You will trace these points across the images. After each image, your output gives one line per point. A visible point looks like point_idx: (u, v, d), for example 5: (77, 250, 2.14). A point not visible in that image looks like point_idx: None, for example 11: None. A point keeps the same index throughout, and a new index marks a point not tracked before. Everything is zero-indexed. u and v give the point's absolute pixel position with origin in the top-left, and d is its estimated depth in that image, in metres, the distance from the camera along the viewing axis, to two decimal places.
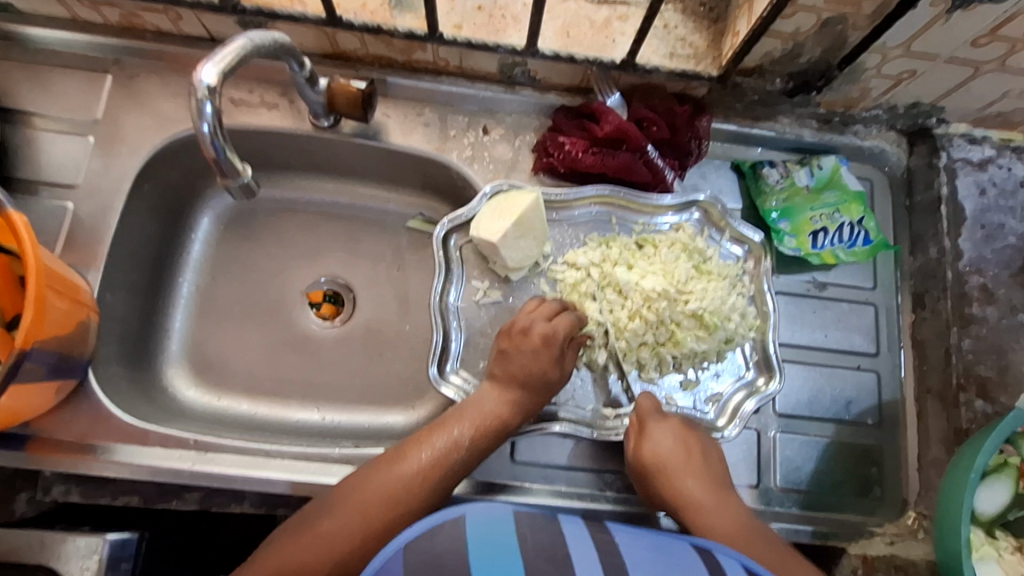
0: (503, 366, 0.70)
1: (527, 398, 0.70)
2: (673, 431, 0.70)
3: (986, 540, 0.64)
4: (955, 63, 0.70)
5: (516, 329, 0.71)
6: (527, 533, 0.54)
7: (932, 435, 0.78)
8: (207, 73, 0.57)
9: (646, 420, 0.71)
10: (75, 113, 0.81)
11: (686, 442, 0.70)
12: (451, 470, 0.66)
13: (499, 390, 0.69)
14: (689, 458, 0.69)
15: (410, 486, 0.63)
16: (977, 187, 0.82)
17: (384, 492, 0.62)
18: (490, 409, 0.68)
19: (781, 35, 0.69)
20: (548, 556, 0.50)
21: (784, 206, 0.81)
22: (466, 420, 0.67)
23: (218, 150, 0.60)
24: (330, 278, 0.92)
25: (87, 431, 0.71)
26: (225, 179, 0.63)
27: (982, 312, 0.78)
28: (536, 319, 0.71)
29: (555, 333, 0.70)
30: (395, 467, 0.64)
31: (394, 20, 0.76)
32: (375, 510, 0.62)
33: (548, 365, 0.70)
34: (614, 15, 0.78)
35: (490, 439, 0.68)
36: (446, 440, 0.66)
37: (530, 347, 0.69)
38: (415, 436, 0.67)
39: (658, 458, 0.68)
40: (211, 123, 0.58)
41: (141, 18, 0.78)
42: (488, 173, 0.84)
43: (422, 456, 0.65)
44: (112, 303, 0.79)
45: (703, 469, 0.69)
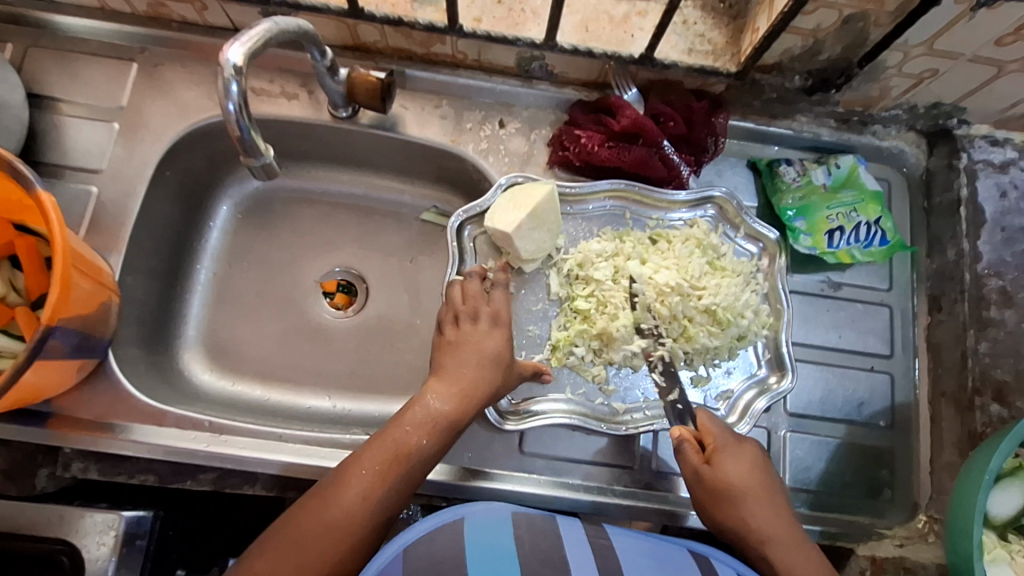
0: (446, 360, 0.69)
1: (476, 387, 0.67)
2: (750, 457, 0.68)
3: (999, 543, 0.64)
4: (979, 62, 0.69)
5: (465, 320, 0.71)
6: (524, 535, 0.59)
7: (946, 438, 0.77)
8: (233, 53, 0.58)
9: (719, 439, 0.68)
10: (100, 100, 0.82)
11: (755, 463, 0.68)
12: (401, 483, 0.62)
13: (437, 390, 0.66)
14: (762, 486, 0.67)
15: (351, 510, 0.59)
16: (998, 190, 0.81)
17: (326, 520, 0.58)
18: (431, 408, 0.65)
19: (801, 32, 0.69)
20: (542, 557, 0.56)
21: (800, 204, 0.81)
22: (408, 426, 0.64)
23: (243, 130, 0.61)
24: (344, 268, 0.93)
25: (107, 410, 0.73)
26: (247, 159, 0.63)
27: (1001, 316, 0.77)
28: (479, 303, 0.72)
29: (500, 312, 0.72)
30: (336, 493, 0.59)
31: (415, 12, 0.76)
32: (315, 541, 0.57)
33: (498, 338, 0.70)
34: (633, 10, 0.78)
35: (438, 438, 0.65)
36: (390, 450, 0.62)
37: (476, 327, 0.70)
38: (358, 452, 0.63)
39: (737, 485, 0.66)
40: (237, 104, 0.59)
41: (167, 7, 0.80)
42: (504, 167, 0.84)
43: (364, 476, 0.60)
44: (132, 286, 0.80)
45: (772, 498, 0.67)
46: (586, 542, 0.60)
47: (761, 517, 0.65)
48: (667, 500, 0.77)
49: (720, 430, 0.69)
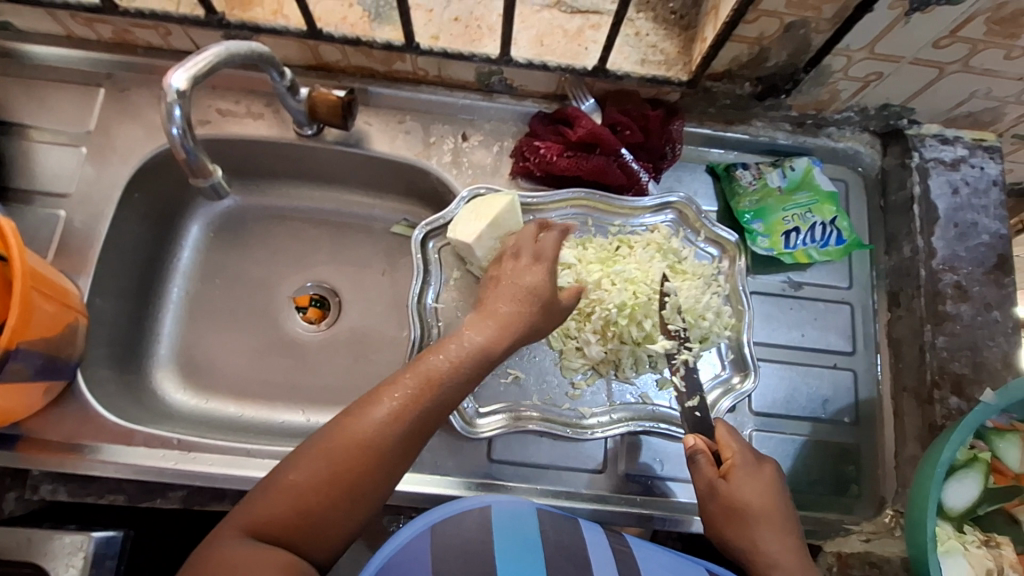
0: (492, 293, 0.68)
1: (515, 317, 0.66)
2: (769, 480, 0.67)
3: (954, 534, 0.64)
4: (920, 64, 0.71)
5: (509, 256, 0.70)
6: (549, 531, 0.60)
7: (908, 432, 0.79)
8: (177, 77, 0.59)
9: (744, 460, 0.67)
10: (68, 125, 0.84)
11: (773, 487, 0.67)
12: (431, 408, 0.60)
13: (477, 324, 0.65)
14: (777, 512, 0.65)
15: (381, 432, 0.57)
16: (949, 186, 0.83)
17: (357, 437, 0.56)
18: (469, 338, 0.64)
19: (746, 40, 0.70)
20: (568, 555, 0.58)
21: (757, 206, 0.82)
22: (442, 355, 0.62)
23: (188, 152, 0.64)
24: (316, 283, 0.94)
25: (74, 431, 0.74)
26: (195, 180, 0.68)
27: (956, 310, 0.79)
28: (524, 241, 0.71)
29: (544, 249, 0.70)
30: (368, 411, 0.58)
31: (373, 32, 0.78)
32: (349, 457, 0.56)
33: (540, 278, 0.68)
34: (587, 24, 0.80)
35: (469, 374, 0.63)
36: (420, 377, 0.61)
37: (521, 263, 0.69)
38: (390, 378, 0.61)
39: (753, 507, 0.65)
40: (181, 127, 0.62)
41: (132, 33, 0.81)
42: (468, 179, 0.86)
43: (395, 398, 0.59)
44: (101, 307, 0.81)
45: (786, 524, 0.65)
46: (607, 546, 0.61)
47: (773, 544, 0.64)
48: (635, 503, 0.77)
49: (740, 448, 0.68)
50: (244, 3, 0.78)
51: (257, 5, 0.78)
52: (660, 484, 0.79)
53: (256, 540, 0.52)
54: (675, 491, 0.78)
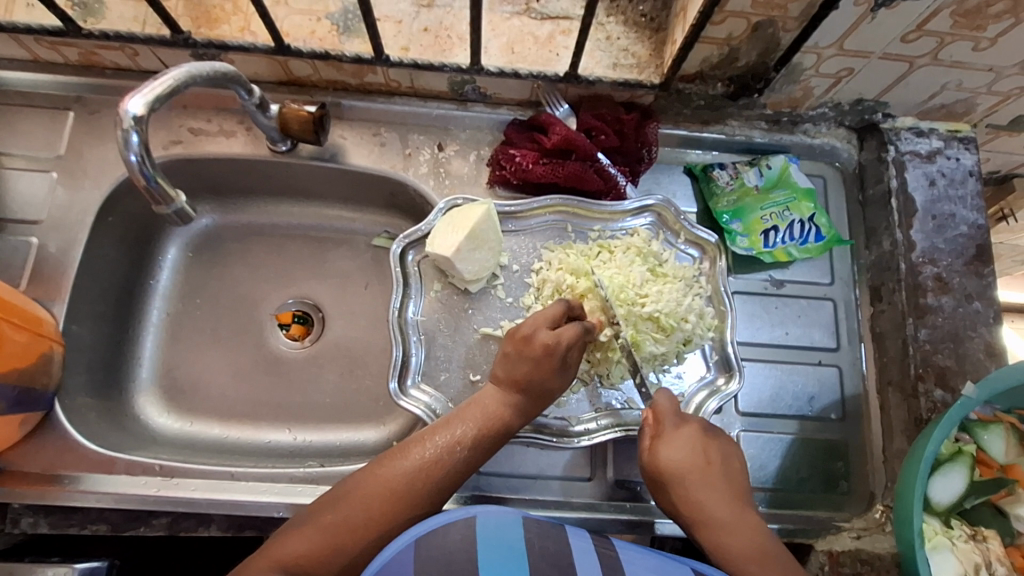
0: (505, 369, 0.69)
1: (525, 401, 0.68)
2: (689, 437, 0.64)
3: (942, 529, 0.64)
4: (890, 59, 0.71)
5: (521, 334, 0.69)
6: (535, 538, 0.53)
7: (895, 426, 0.78)
8: (133, 103, 0.59)
9: (664, 422, 0.66)
10: (39, 150, 0.83)
11: (700, 447, 0.63)
12: (461, 468, 0.64)
13: (499, 390, 0.69)
14: (707, 470, 0.62)
15: (411, 483, 0.62)
16: (926, 179, 0.83)
17: (391, 483, 0.61)
18: (492, 408, 0.68)
19: (714, 41, 0.70)
20: (553, 562, 0.51)
21: (734, 206, 0.82)
22: (470, 419, 0.66)
23: (148, 178, 0.64)
24: (298, 299, 0.93)
25: (54, 461, 0.73)
26: (158, 206, 0.67)
27: (938, 302, 0.79)
28: (540, 326, 0.68)
29: (558, 343, 0.67)
30: (402, 460, 0.63)
31: (342, 45, 0.78)
32: (381, 503, 0.60)
33: (549, 373, 0.68)
34: (557, 29, 0.80)
35: (492, 440, 0.67)
36: (451, 437, 0.65)
37: (533, 354, 0.67)
38: (424, 432, 0.66)
39: (674, 469, 0.62)
40: (139, 154, 0.61)
41: (99, 55, 0.80)
42: (445, 189, 0.85)
43: (430, 450, 0.64)
44: (78, 334, 0.80)
45: (719, 482, 0.61)
46: (593, 551, 0.54)
47: (706, 502, 0.60)
48: (625, 509, 0.77)
49: (663, 408, 0.66)
50: (211, 21, 0.77)
51: (224, 23, 0.77)
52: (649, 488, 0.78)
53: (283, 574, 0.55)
54: None
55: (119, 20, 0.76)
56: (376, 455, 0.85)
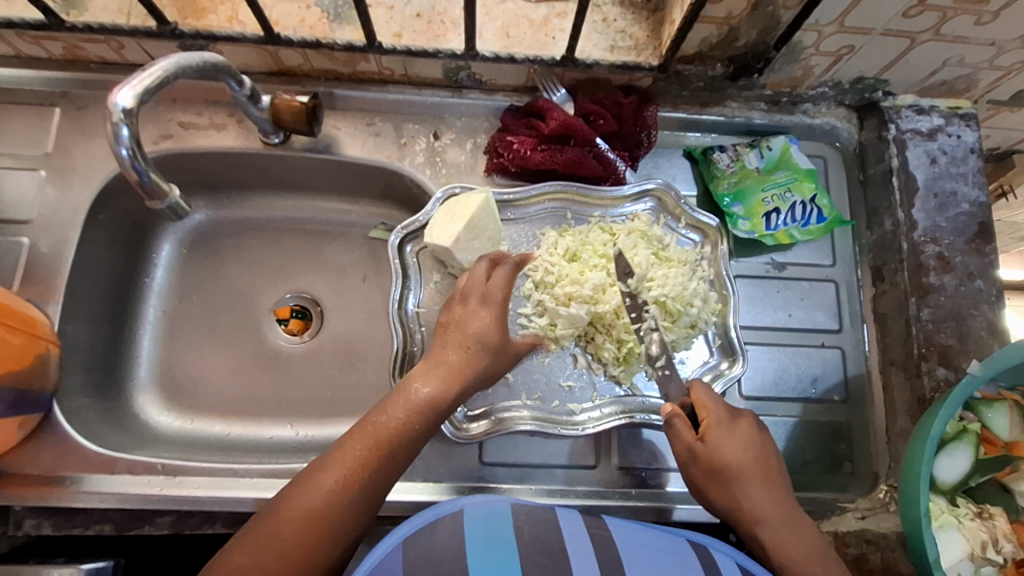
0: (439, 345, 0.64)
1: (468, 362, 0.63)
2: (747, 434, 0.63)
3: (947, 508, 0.65)
4: (891, 35, 0.70)
5: (457, 302, 0.66)
6: (525, 527, 0.55)
7: (899, 406, 0.78)
8: (122, 95, 0.57)
9: (718, 415, 0.63)
10: (26, 149, 0.81)
11: (756, 443, 0.63)
12: (388, 467, 0.57)
13: (427, 371, 0.62)
14: (760, 464, 0.62)
15: (331, 501, 0.54)
16: (928, 157, 0.82)
17: (308, 510, 0.53)
18: (416, 391, 0.60)
19: (713, 21, 0.69)
20: (544, 551, 0.52)
21: (735, 189, 0.82)
22: (393, 409, 0.59)
23: (141, 173, 0.62)
24: (295, 293, 0.92)
25: (55, 463, 0.73)
26: (152, 201, 0.65)
27: (940, 281, 0.78)
28: (476, 284, 0.66)
29: (491, 292, 0.66)
30: (314, 484, 0.54)
31: (333, 33, 0.76)
32: (293, 531, 0.52)
33: (495, 327, 0.65)
34: (552, 12, 0.78)
35: (425, 424, 0.60)
36: (370, 437, 0.57)
37: (471, 311, 0.65)
38: (339, 444, 0.57)
39: (733, 464, 0.61)
40: (131, 148, 0.59)
41: (83, 49, 0.78)
42: (442, 179, 0.84)
43: (344, 462, 0.55)
44: (74, 334, 0.79)
45: (769, 476, 0.62)
46: (586, 532, 0.56)
47: (760, 498, 0.61)
48: (631, 496, 0.77)
49: (715, 405, 0.64)
50: (197, 11, 0.75)
51: (211, 13, 0.75)
52: (654, 475, 0.78)
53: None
54: (674, 483, 0.78)
55: (103, 12, 0.74)
56: None
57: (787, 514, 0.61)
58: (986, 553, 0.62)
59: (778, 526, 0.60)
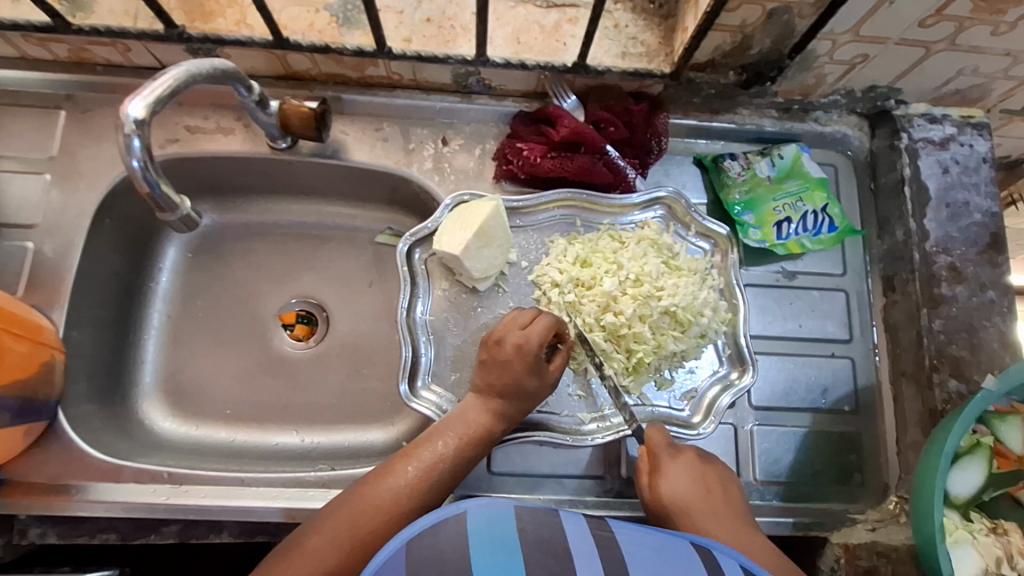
0: (484, 377, 0.68)
1: (508, 406, 0.68)
2: (687, 467, 0.65)
3: (961, 523, 0.64)
4: (906, 44, 0.69)
5: (492, 341, 0.69)
6: (529, 528, 0.51)
7: (909, 417, 0.78)
8: (133, 106, 0.56)
9: (658, 455, 0.66)
10: (30, 152, 0.80)
11: (700, 477, 0.64)
12: (446, 480, 0.64)
13: (481, 400, 0.68)
14: (707, 498, 0.62)
15: (401, 500, 0.61)
16: (940, 166, 0.82)
17: (379, 505, 0.60)
18: (474, 418, 0.67)
19: (728, 29, 0.68)
20: (550, 551, 0.48)
21: (746, 198, 0.81)
22: (454, 430, 0.66)
23: (153, 185, 0.61)
24: (302, 299, 0.91)
25: (60, 471, 0.72)
26: (163, 212, 0.64)
27: (952, 292, 0.78)
28: (511, 329, 0.68)
29: (529, 341, 0.67)
30: (385, 481, 0.61)
31: (343, 38, 0.75)
32: (365, 522, 0.58)
33: (525, 375, 0.67)
34: (563, 18, 0.77)
35: (479, 449, 0.67)
36: (434, 453, 0.64)
37: (505, 358, 0.67)
38: (404, 453, 0.65)
39: (671, 501, 0.63)
40: (142, 159, 0.58)
41: (89, 51, 0.77)
42: (450, 185, 0.83)
43: (411, 469, 0.63)
44: (79, 340, 0.79)
45: (722, 510, 0.62)
46: (590, 535, 0.52)
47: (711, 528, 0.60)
48: (639, 506, 0.76)
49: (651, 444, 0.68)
50: (205, 14, 0.74)
51: (219, 16, 0.74)
52: None
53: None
54: None
55: (109, 15, 0.73)
56: (386, 456, 0.84)
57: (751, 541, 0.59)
58: (1001, 569, 0.61)
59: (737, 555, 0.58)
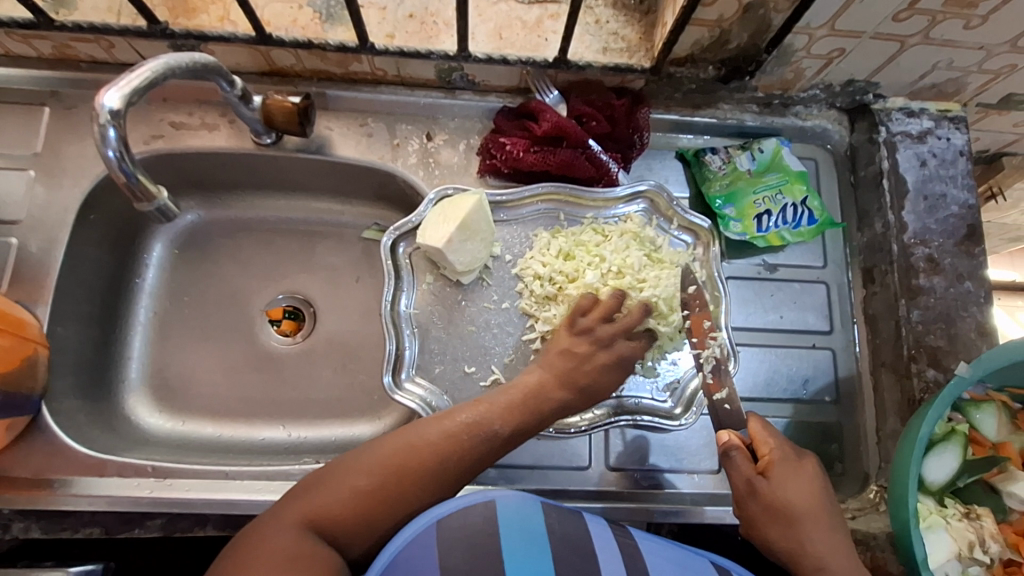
0: (552, 359, 0.67)
1: (570, 398, 0.66)
2: (810, 474, 0.64)
3: (935, 508, 0.65)
4: (881, 39, 0.70)
5: (568, 326, 0.70)
6: (555, 527, 0.57)
7: (888, 407, 0.79)
8: (109, 97, 0.57)
9: (782, 458, 0.64)
10: (14, 149, 0.81)
11: (818, 486, 0.64)
12: (494, 446, 0.61)
13: (544, 373, 0.66)
14: (821, 508, 0.63)
15: (451, 446, 0.58)
16: (917, 159, 0.83)
17: (423, 445, 0.58)
18: (530, 386, 0.65)
19: (705, 23, 0.69)
20: (577, 552, 0.55)
21: (727, 191, 0.82)
22: (510, 394, 0.63)
23: (128, 174, 0.62)
24: (288, 294, 0.92)
25: (44, 466, 0.72)
26: (139, 203, 0.66)
27: (929, 283, 0.79)
28: (582, 312, 0.71)
29: (603, 333, 0.69)
30: (440, 426, 0.60)
31: (326, 34, 0.76)
32: (415, 462, 0.57)
33: (601, 375, 0.67)
34: (545, 14, 0.78)
35: (534, 419, 0.64)
36: (488, 412, 0.62)
37: (583, 351, 0.68)
38: (462, 405, 0.62)
39: (798, 506, 0.62)
40: (117, 150, 0.60)
41: (73, 48, 0.78)
42: (435, 180, 0.84)
43: (463, 421, 0.61)
44: (64, 336, 0.79)
45: (830, 521, 0.62)
46: (613, 540, 0.59)
47: (821, 542, 0.61)
48: (622, 496, 0.77)
49: (777, 443, 0.65)
50: (189, 11, 0.75)
51: (203, 12, 0.75)
52: (647, 475, 0.78)
53: (315, 533, 0.52)
54: (665, 484, 0.78)
55: (93, 11, 0.74)
56: None
57: (847, 556, 0.61)
58: (973, 553, 0.63)
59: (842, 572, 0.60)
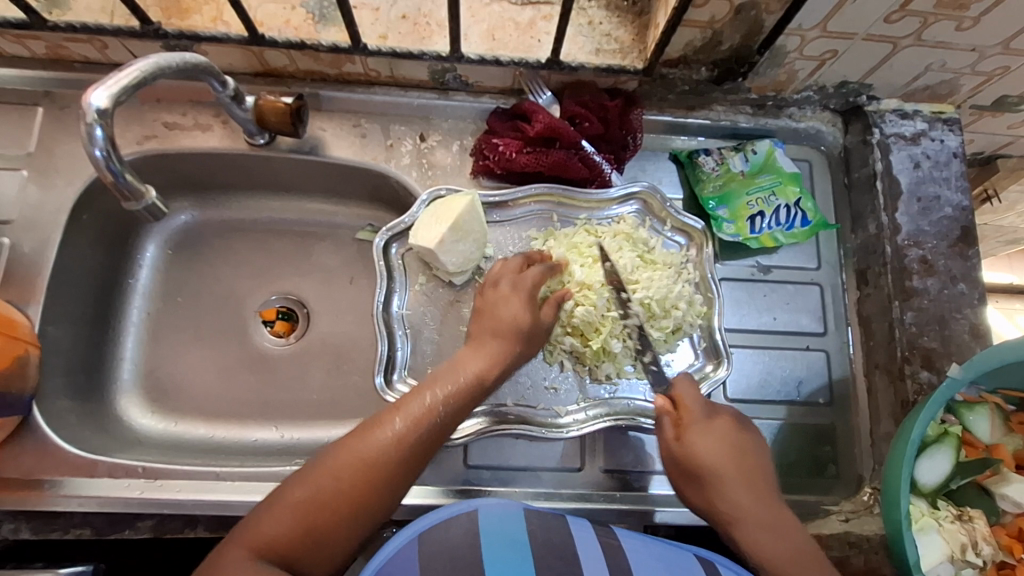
0: (479, 322, 0.70)
1: (501, 347, 0.67)
2: (723, 431, 0.65)
3: (928, 510, 0.64)
4: (873, 40, 0.70)
5: (489, 286, 0.72)
6: (537, 531, 0.57)
7: (882, 409, 0.79)
8: (97, 95, 0.57)
9: (695, 417, 0.65)
10: (7, 148, 0.81)
11: (736, 443, 0.64)
12: (432, 439, 0.61)
13: (475, 348, 0.67)
14: (738, 463, 0.63)
15: (387, 454, 0.58)
16: (911, 161, 0.83)
17: (362, 457, 0.57)
18: (466, 369, 0.65)
19: (697, 24, 0.69)
20: (560, 554, 0.54)
21: (720, 192, 0.82)
22: (442, 383, 0.63)
23: (115, 173, 0.62)
24: (282, 295, 0.92)
25: (34, 466, 0.72)
26: (128, 202, 0.65)
27: (923, 284, 0.79)
28: (505, 274, 0.72)
29: (524, 281, 0.71)
30: (373, 433, 0.59)
31: (319, 34, 0.76)
32: (351, 475, 0.57)
33: (522, 311, 0.69)
34: (538, 15, 0.78)
35: (468, 403, 0.64)
36: (422, 405, 0.62)
37: (502, 296, 0.70)
38: (393, 405, 0.62)
39: (706, 463, 0.62)
40: (105, 148, 0.59)
41: (66, 48, 0.78)
42: (428, 180, 0.84)
43: (399, 422, 0.60)
44: (55, 336, 0.79)
45: (750, 477, 0.63)
46: (597, 542, 0.58)
47: (740, 499, 0.61)
48: (615, 499, 0.76)
49: (689, 402, 0.67)
50: (182, 11, 0.75)
51: (196, 13, 0.75)
52: (640, 477, 0.78)
53: (267, 560, 0.53)
54: (657, 486, 0.78)
55: (86, 12, 0.74)
56: None
57: (770, 514, 0.61)
58: (965, 555, 0.62)
59: (756, 526, 0.60)
